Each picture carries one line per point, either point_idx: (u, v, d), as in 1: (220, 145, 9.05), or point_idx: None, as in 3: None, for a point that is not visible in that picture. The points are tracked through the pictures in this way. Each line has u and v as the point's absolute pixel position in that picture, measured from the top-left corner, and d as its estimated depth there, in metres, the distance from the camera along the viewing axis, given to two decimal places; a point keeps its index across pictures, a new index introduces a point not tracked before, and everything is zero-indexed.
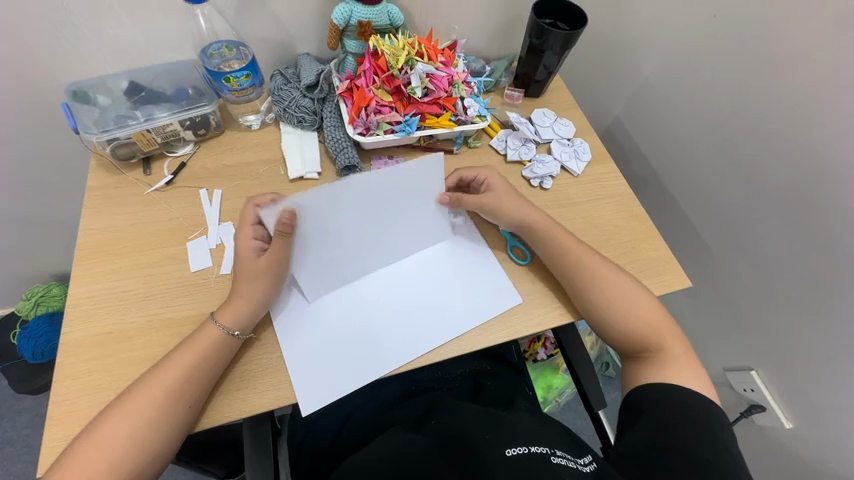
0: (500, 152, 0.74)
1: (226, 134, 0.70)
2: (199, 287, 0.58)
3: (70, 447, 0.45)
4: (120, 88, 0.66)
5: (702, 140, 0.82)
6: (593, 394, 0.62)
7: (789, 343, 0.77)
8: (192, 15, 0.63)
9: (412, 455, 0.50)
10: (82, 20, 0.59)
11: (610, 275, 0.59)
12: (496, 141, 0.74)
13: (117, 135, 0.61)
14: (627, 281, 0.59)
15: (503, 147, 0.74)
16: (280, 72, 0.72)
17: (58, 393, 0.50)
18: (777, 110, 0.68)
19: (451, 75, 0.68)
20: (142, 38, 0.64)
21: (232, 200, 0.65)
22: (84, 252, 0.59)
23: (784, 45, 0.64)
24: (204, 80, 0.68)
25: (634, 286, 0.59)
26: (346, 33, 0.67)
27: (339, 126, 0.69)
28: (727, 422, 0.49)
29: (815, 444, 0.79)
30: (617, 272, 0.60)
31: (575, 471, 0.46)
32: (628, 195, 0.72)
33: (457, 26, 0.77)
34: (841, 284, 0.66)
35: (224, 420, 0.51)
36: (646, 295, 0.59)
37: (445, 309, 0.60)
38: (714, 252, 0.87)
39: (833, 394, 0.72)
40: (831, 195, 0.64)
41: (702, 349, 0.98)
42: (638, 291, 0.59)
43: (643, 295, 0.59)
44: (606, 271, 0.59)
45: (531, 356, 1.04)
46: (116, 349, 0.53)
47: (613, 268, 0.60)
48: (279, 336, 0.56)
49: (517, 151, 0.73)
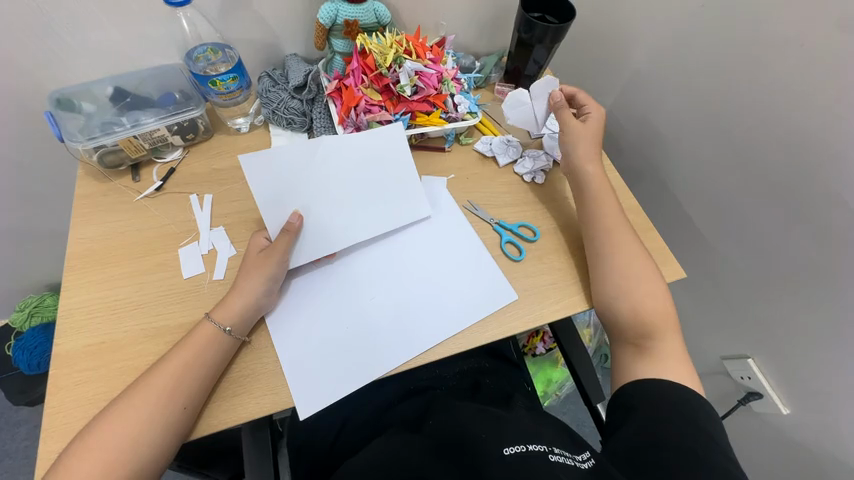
0: (487, 155, 0.73)
1: (215, 138, 0.70)
2: (191, 294, 0.57)
3: (62, 457, 0.44)
4: (106, 94, 0.65)
5: (694, 130, 0.82)
6: (591, 387, 0.63)
7: (786, 331, 0.77)
8: (175, 17, 0.62)
9: (410, 457, 0.50)
10: (61, 24, 0.58)
11: (611, 255, 0.60)
12: (481, 144, 0.73)
13: (103, 142, 0.60)
14: (632, 264, 0.60)
15: (488, 150, 0.73)
16: (268, 74, 0.71)
17: (52, 406, 0.49)
18: (767, 98, 0.68)
19: (440, 73, 0.67)
20: (124, 42, 0.63)
21: (223, 205, 0.64)
22: (73, 262, 0.58)
23: (775, 33, 0.64)
24: (191, 84, 0.67)
25: (640, 261, 0.60)
26: (332, 33, 0.66)
27: (329, 128, 0.69)
28: (716, 416, 0.50)
29: (810, 429, 0.80)
30: (625, 248, 0.61)
31: (573, 468, 0.46)
32: (621, 188, 0.72)
33: (445, 23, 0.77)
34: (835, 269, 0.66)
35: (221, 426, 0.50)
36: (653, 273, 0.59)
37: (440, 304, 0.60)
38: (709, 242, 0.87)
39: (830, 378, 0.72)
40: (824, 182, 0.64)
41: (698, 339, 0.99)
42: (644, 270, 0.59)
43: (648, 272, 0.59)
44: (611, 250, 0.60)
45: (531, 351, 1.04)
46: (110, 359, 0.52)
47: (619, 244, 0.61)
48: (275, 340, 0.56)
49: (504, 150, 0.72)
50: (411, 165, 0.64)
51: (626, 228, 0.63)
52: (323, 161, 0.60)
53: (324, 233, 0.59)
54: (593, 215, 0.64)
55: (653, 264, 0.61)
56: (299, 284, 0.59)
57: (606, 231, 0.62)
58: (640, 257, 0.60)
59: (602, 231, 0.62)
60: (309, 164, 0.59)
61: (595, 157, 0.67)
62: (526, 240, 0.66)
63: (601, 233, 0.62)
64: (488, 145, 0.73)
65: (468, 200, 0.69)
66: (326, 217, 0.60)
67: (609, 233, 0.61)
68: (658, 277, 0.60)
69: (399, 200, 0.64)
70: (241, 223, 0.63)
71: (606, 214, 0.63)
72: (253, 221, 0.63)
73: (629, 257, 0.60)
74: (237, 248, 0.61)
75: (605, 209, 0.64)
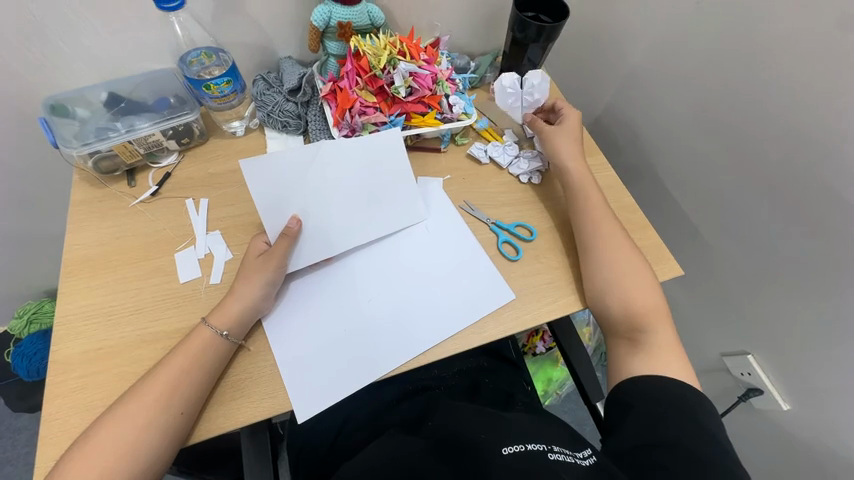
0: (483, 161, 0.72)
1: (210, 141, 0.70)
2: (188, 298, 0.57)
3: (61, 462, 0.44)
4: (100, 100, 0.65)
5: (691, 127, 0.82)
6: (590, 386, 0.63)
7: (785, 327, 0.77)
8: (169, 22, 0.62)
9: (412, 458, 0.50)
10: (55, 30, 0.58)
11: (601, 253, 0.60)
12: (475, 150, 0.72)
13: (98, 147, 0.60)
14: (632, 263, 0.60)
15: (483, 156, 0.72)
16: (262, 77, 0.70)
17: (50, 413, 0.49)
18: (763, 95, 0.68)
19: (434, 74, 0.67)
20: (118, 47, 0.63)
21: (218, 208, 0.64)
22: (69, 268, 0.58)
23: (770, 30, 0.64)
24: (185, 88, 0.67)
25: (626, 255, 0.60)
26: (326, 35, 0.66)
27: (324, 130, 0.69)
28: (712, 411, 0.50)
29: (810, 424, 0.79)
30: (612, 243, 0.61)
31: (574, 466, 0.46)
32: (616, 186, 0.72)
33: (439, 24, 0.77)
34: (834, 263, 0.66)
35: (219, 430, 0.50)
36: (639, 266, 0.59)
37: (438, 304, 0.60)
38: (707, 239, 0.87)
39: (830, 374, 0.72)
40: (821, 178, 0.64)
41: (697, 336, 0.99)
42: (628, 265, 0.59)
43: (633, 265, 0.59)
44: (602, 249, 0.60)
45: (531, 350, 1.04)
46: (109, 365, 0.52)
47: (604, 241, 0.61)
48: (271, 343, 0.55)
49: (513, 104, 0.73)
50: (409, 166, 0.64)
51: (612, 222, 0.63)
52: (321, 164, 0.59)
53: (323, 235, 0.59)
54: (578, 211, 0.64)
55: (646, 264, 0.61)
56: (297, 287, 0.59)
57: (589, 229, 0.62)
58: (634, 258, 0.60)
59: (590, 229, 0.62)
60: (308, 168, 0.58)
61: (577, 155, 0.68)
62: (523, 240, 0.66)
63: (589, 229, 0.62)
64: (504, 95, 0.72)
65: (464, 200, 0.69)
66: (323, 219, 0.59)
67: (600, 229, 0.62)
68: (649, 276, 0.60)
69: (396, 201, 0.64)
70: (237, 226, 0.63)
71: (592, 205, 0.64)
72: (249, 224, 0.63)
73: (617, 253, 0.60)
74: (233, 251, 0.61)
75: (587, 205, 0.64)
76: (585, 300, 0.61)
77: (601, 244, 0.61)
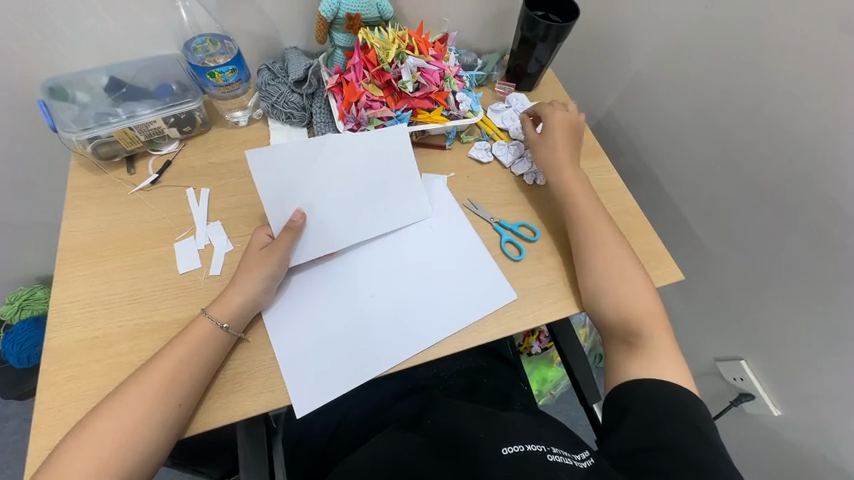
0: (484, 161, 0.72)
1: (212, 131, 0.69)
2: (187, 290, 0.57)
3: (57, 450, 0.44)
4: (100, 84, 0.64)
5: (692, 133, 0.82)
6: (588, 388, 0.63)
7: (779, 332, 0.78)
8: (174, 7, 0.61)
9: (411, 458, 0.49)
10: (57, 11, 0.57)
11: (602, 257, 0.60)
12: (474, 151, 0.72)
13: (98, 132, 0.59)
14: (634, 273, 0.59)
15: (484, 155, 0.72)
16: (267, 66, 0.69)
17: (44, 401, 0.48)
18: (765, 102, 0.68)
19: (442, 70, 0.67)
20: (121, 31, 0.62)
21: (220, 199, 0.63)
22: (65, 255, 0.57)
23: (775, 38, 0.64)
24: (188, 75, 0.66)
25: (627, 263, 0.60)
26: (334, 26, 0.65)
27: (329, 122, 0.68)
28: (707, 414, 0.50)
29: (801, 429, 0.81)
30: (612, 252, 0.60)
31: (573, 468, 0.46)
32: (619, 188, 0.72)
33: (448, 19, 0.76)
34: (831, 272, 0.67)
35: (216, 423, 0.50)
36: (638, 274, 0.60)
37: (439, 304, 0.60)
38: (705, 244, 0.87)
39: (822, 380, 0.73)
40: (822, 187, 0.64)
41: (692, 340, 1.00)
42: (628, 272, 0.59)
43: (632, 272, 0.59)
44: (603, 256, 0.60)
45: (526, 349, 1.05)
46: (105, 355, 0.51)
47: (606, 246, 0.61)
48: (270, 335, 0.55)
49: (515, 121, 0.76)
50: (415, 163, 0.63)
51: (613, 231, 0.63)
52: (326, 157, 0.58)
53: (326, 230, 0.59)
54: (579, 215, 0.63)
55: (646, 277, 0.60)
56: (299, 279, 0.59)
57: (590, 233, 0.62)
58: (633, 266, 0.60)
59: (590, 233, 0.62)
60: (313, 162, 0.57)
61: (570, 163, 0.67)
62: (525, 240, 0.66)
63: (592, 233, 0.62)
64: (499, 116, 0.76)
65: (468, 198, 0.68)
66: (327, 214, 0.59)
67: (602, 234, 0.62)
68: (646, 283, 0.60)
69: (401, 199, 0.64)
70: (238, 217, 0.62)
71: (590, 213, 0.63)
72: (250, 216, 0.62)
73: (617, 260, 0.60)
74: (234, 243, 0.60)
75: (594, 210, 0.64)
76: (581, 303, 0.61)
77: (602, 250, 0.60)
